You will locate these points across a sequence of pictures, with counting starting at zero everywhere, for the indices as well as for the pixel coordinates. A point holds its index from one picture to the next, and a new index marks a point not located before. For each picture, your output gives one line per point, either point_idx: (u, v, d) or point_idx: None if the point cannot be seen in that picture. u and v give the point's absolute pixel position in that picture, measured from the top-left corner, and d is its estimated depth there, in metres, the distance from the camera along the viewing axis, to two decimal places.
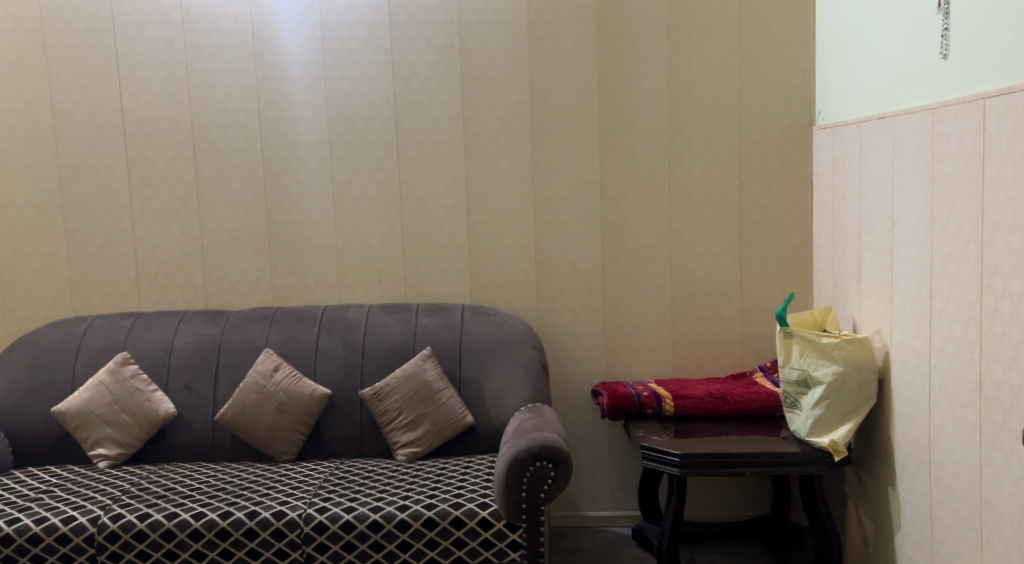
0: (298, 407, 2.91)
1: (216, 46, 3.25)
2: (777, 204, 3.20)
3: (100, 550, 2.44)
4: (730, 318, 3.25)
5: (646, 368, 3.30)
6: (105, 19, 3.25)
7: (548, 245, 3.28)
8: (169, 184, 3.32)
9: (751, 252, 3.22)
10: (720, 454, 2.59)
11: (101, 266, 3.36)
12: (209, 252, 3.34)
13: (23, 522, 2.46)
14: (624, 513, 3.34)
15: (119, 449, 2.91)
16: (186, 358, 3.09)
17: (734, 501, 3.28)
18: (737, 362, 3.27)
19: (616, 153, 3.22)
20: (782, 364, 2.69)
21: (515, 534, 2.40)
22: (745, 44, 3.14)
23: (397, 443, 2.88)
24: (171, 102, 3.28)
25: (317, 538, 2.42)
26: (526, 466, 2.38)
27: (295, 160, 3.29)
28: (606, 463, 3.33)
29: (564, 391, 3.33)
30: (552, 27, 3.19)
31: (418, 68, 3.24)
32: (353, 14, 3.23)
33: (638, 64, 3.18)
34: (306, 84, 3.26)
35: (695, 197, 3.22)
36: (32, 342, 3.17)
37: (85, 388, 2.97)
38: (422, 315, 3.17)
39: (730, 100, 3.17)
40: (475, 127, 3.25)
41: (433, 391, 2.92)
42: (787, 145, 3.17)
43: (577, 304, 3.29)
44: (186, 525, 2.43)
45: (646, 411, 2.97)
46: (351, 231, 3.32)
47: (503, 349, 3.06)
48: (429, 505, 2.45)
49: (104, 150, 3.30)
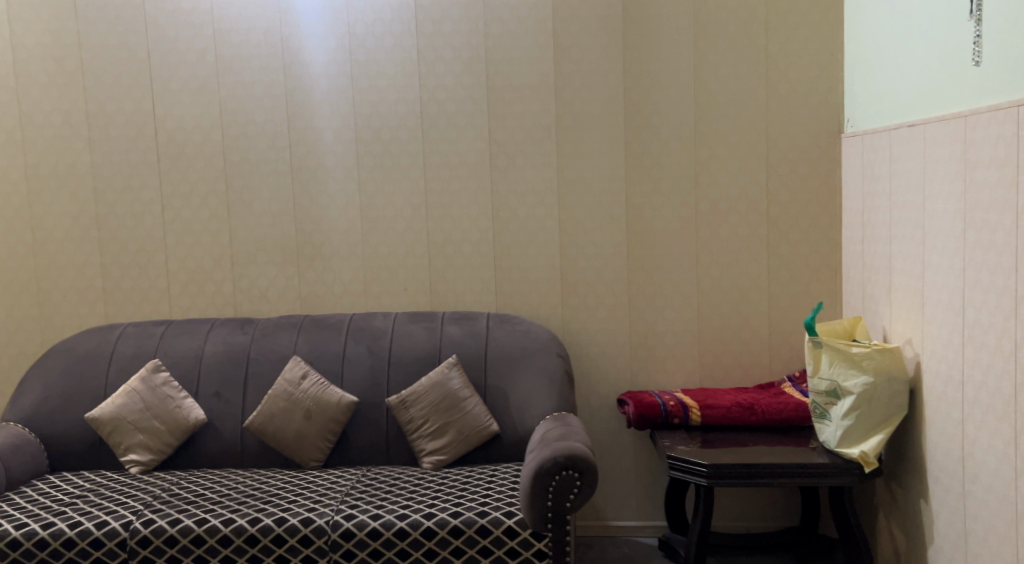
0: (326, 415, 2.93)
1: (246, 58, 3.31)
2: (805, 212, 3.17)
3: (132, 554, 2.47)
4: (757, 327, 3.23)
5: (672, 377, 3.28)
6: (138, 33, 3.32)
7: (573, 254, 3.28)
8: (200, 194, 3.37)
9: (778, 260, 3.20)
10: (748, 464, 2.57)
11: (133, 274, 3.42)
12: (239, 261, 3.39)
13: (57, 526, 2.50)
14: (650, 523, 3.31)
15: (150, 455, 2.96)
16: (216, 365, 3.13)
17: (762, 512, 3.24)
18: (765, 372, 3.25)
19: (641, 161, 3.22)
20: (811, 374, 2.67)
21: (541, 543, 2.40)
22: (773, 51, 3.13)
23: (423, 451, 2.89)
24: (202, 114, 3.34)
25: (344, 545, 2.43)
26: (552, 475, 2.38)
27: (322, 170, 3.33)
28: (632, 473, 3.31)
29: (589, 400, 3.32)
30: (577, 36, 3.20)
31: (443, 78, 3.26)
32: (380, 25, 3.26)
33: (664, 72, 3.18)
34: (333, 95, 3.30)
35: (722, 205, 3.20)
36: (67, 350, 3.23)
37: (117, 395, 3.02)
38: (448, 324, 3.18)
39: (757, 108, 3.15)
40: (500, 136, 3.26)
41: (459, 399, 2.92)
42: (815, 153, 3.15)
43: (603, 312, 3.29)
44: (216, 530, 2.46)
45: (673, 421, 2.95)
46: (377, 240, 3.34)
47: (529, 357, 3.07)
48: (454, 513, 2.45)
49: (137, 160, 3.37)
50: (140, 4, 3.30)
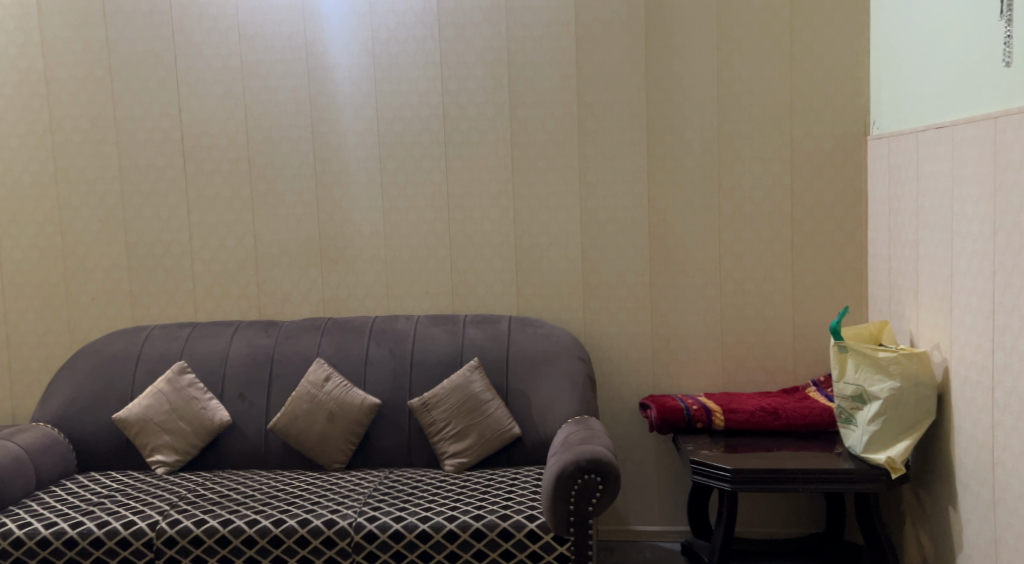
0: (349, 417, 2.95)
1: (270, 63, 3.34)
2: (830, 215, 3.14)
3: (158, 554, 2.49)
4: (782, 331, 3.20)
5: (695, 381, 3.26)
6: (165, 39, 3.36)
7: (594, 256, 3.27)
8: (225, 198, 3.40)
9: (803, 264, 3.17)
10: (772, 469, 2.55)
11: (159, 277, 3.46)
12: (263, 264, 3.42)
13: (86, 525, 2.54)
14: (672, 528, 3.29)
15: (176, 456, 2.99)
16: (241, 367, 3.16)
17: (786, 518, 3.21)
18: (789, 376, 3.22)
19: (664, 164, 3.20)
20: (836, 379, 2.65)
21: (563, 546, 2.40)
22: (797, 53, 3.10)
23: (445, 454, 2.90)
24: (228, 118, 3.37)
25: (367, 546, 2.44)
26: (574, 479, 2.38)
27: (345, 174, 3.35)
28: (655, 477, 3.29)
29: (611, 404, 3.31)
30: (600, 39, 3.19)
31: (466, 82, 3.27)
32: (403, 30, 3.28)
33: (687, 75, 3.16)
34: (356, 99, 3.32)
35: (746, 208, 3.18)
36: (95, 351, 3.28)
37: (144, 396, 3.05)
38: (469, 326, 3.18)
39: (781, 110, 3.13)
40: (522, 140, 3.27)
41: (480, 402, 2.93)
42: (840, 155, 3.12)
43: (625, 316, 3.28)
44: (241, 531, 2.48)
45: (696, 425, 2.94)
46: (399, 243, 3.36)
47: (550, 361, 3.06)
48: (476, 516, 2.45)
49: (163, 165, 3.41)
50: (167, 9, 3.35)
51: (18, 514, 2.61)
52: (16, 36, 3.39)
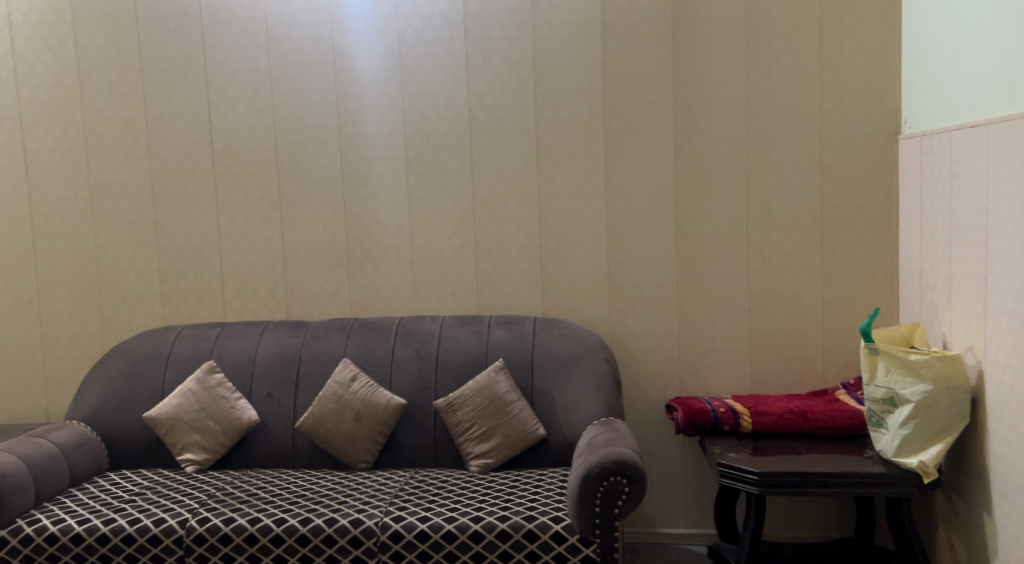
0: (375, 417, 2.97)
1: (299, 66, 3.37)
2: (860, 215, 3.10)
3: (188, 551, 2.52)
4: (811, 333, 3.17)
5: (722, 384, 3.24)
6: (196, 42, 3.40)
7: (620, 257, 3.26)
8: (254, 199, 3.44)
9: (832, 265, 3.13)
10: (801, 472, 2.52)
11: (189, 278, 3.50)
12: (291, 265, 3.45)
13: (117, 522, 2.57)
14: (699, 531, 3.27)
15: (206, 454, 3.02)
16: (269, 366, 3.19)
17: (815, 522, 3.18)
18: (818, 379, 3.18)
19: (691, 165, 3.18)
20: (867, 382, 2.61)
21: (589, 548, 2.39)
22: (827, 52, 3.07)
23: (471, 454, 2.90)
24: (256, 120, 3.40)
25: (393, 546, 2.45)
26: (600, 481, 2.37)
27: (372, 176, 3.37)
28: (681, 479, 3.27)
29: (637, 406, 3.29)
30: (626, 39, 3.18)
31: (492, 83, 3.27)
32: (430, 31, 3.29)
33: (714, 75, 3.14)
34: (383, 100, 3.34)
35: (774, 208, 3.15)
36: (126, 350, 3.32)
37: (174, 395, 3.09)
38: (495, 327, 3.19)
39: (810, 110, 3.10)
40: (548, 140, 3.26)
41: (506, 403, 2.93)
42: (871, 155, 3.08)
43: (651, 318, 3.26)
44: (269, 530, 2.50)
45: (723, 428, 2.91)
46: (425, 244, 3.37)
47: (576, 362, 3.06)
48: (502, 517, 2.45)
49: (193, 167, 3.45)
50: (197, 13, 3.39)
51: (52, 511, 2.66)
52: (50, 41, 3.45)
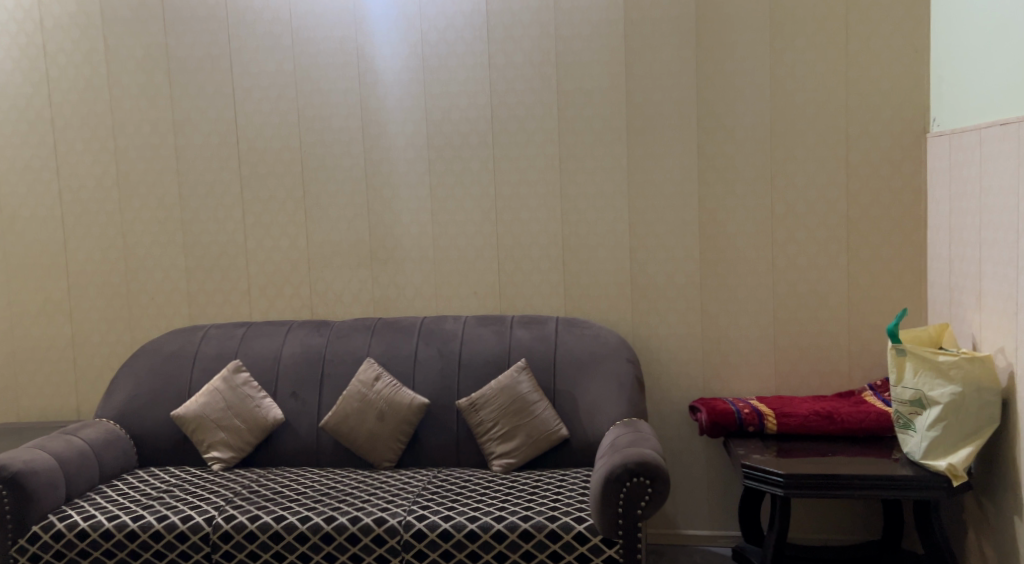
0: (398, 416, 2.98)
1: (323, 67, 3.39)
2: (887, 215, 3.06)
3: (215, 548, 2.55)
4: (836, 333, 3.13)
5: (746, 384, 3.21)
6: (222, 44, 3.44)
7: (643, 257, 3.24)
8: (279, 200, 3.47)
9: (859, 265, 3.10)
10: (827, 475, 2.49)
11: (216, 277, 3.54)
12: (315, 265, 3.48)
13: (146, 519, 2.61)
14: (723, 533, 3.25)
15: (232, 453, 3.05)
16: (294, 365, 3.22)
17: (840, 525, 3.14)
18: (844, 380, 3.15)
19: (715, 164, 3.16)
20: (894, 383, 2.58)
21: (612, 549, 2.38)
22: (853, 49, 3.04)
23: (493, 454, 2.91)
24: (281, 121, 3.44)
25: (416, 545, 2.46)
26: (622, 482, 2.36)
27: (394, 176, 3.39)
28: (705, 480, 3.25)
29: (660, 407, 3.28)
30: (649, 39, 3.17)
31: (514, 83, 3.28)
32: (452, 32, 3.30)
33: (738, 73, 3.12)
34: (405, 101, 3.36)
35: (799, 208, 3.12)
36: (154, 350, 3.37)
37: (201, 394, 3.13)
38: (517, 327, 3.19)
39: (836, 108, 3.07)
40: (571, 140, 3.26)
41: (528, 403, 2.93)
42: (898, 154, 3.04)
43: (674, 318, 3.24)
44: (294, 527, 2.53)
45: (747, 429, 2.89)
46: (448, 244, 3.38)
47: (598, 362, 3.05)
48: (524, 517, 2.46)
49: (219, 167, 3.49)
50: (223, 16, 3.43)
51: (83, 507, 2.70)
52: (81, 44, 3.51)
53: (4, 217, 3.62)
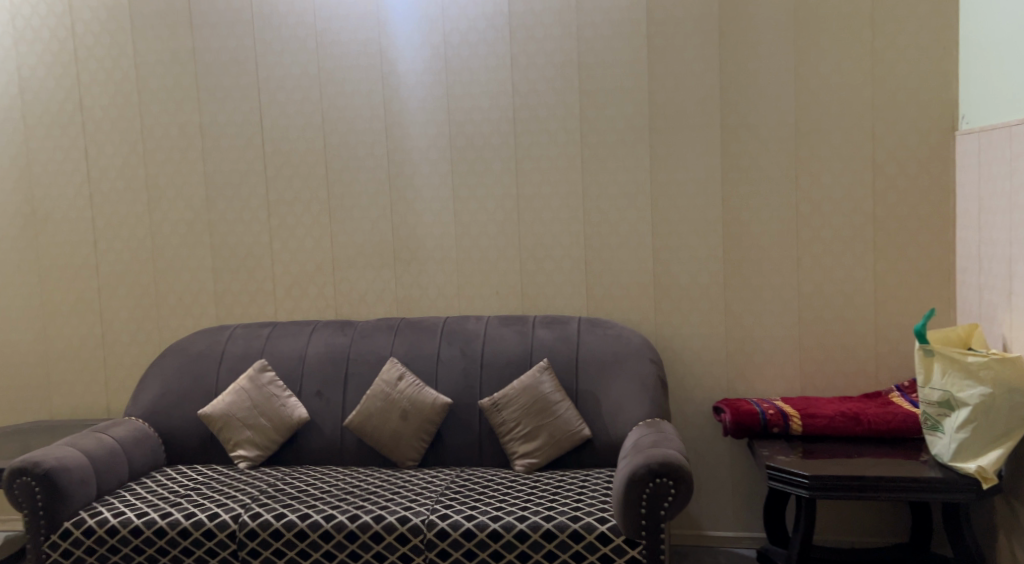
0: (421, 415, 3.00)
1: (346, 69, 3.42)
2: (914, 214, 3.03)
3: (241, 546, 2.58)
4: (863, 334, 3.10)
5: (770, 385, 3.19)
6: (247, 48, 3.48)
7: (666, 257, 3.23)
8: (304, 201, 3.50)
9: (885, 265, 3.07)
10: (854, 476, 2.47)
11: (242, 278, 3.58)
12: (339, 265, 3.51)
13: (174, 516, 2.65)
14: (748, 534, 3.23)
15: (258, 451, 3.09)
16: (318, 365, 3.24)
17: (867, 527, 3.11)
18: (870, 381, 3.11)
19: (738, 163, 3.15)
20: (922, 384, 2.55)
21: (635, 550, 2.38)
22: (879, 46, 3.01)
23: (516, 454, 2.92)
24: (306, 123, 3.47)
25: (439, 544, 2.48)
26: (645, 483, 2.36)
27: (417, 177, 3.41)
28: (729, 481, 3.23)
29: (684, 407, 3.26)
30: (672, 38, 3.16)
31: (536, 84, 3.28)
32: (475, 33, 3.32)
33: (761, 71, 3.10)
34: (427, 102, 3.38)
35: (824, 207, 3.09)
36: (182, 349, 3.42)
37: (227, 393, 3.17)
38: (539, 327, 3.19)
39: (862, 106, 3.04)
40: (593, 140, 3.26)
41: (551, 403, 2.93)
42: (926, 152, 3.00)
43: (697, 318, 3.23)
44: (318, 526, 2.55)
45: (772, 430, 2.86)
46: (471, 244, 3.39)
47: (621, 362, 3.04)
48: (547, 517, 2.46)
49: (245, 170, 3.53)
50: (249, 20, 3.47)
51: (113, 504, 2.75)
52: (111, 49, 3.57)
53: (36, 219, 3.69)
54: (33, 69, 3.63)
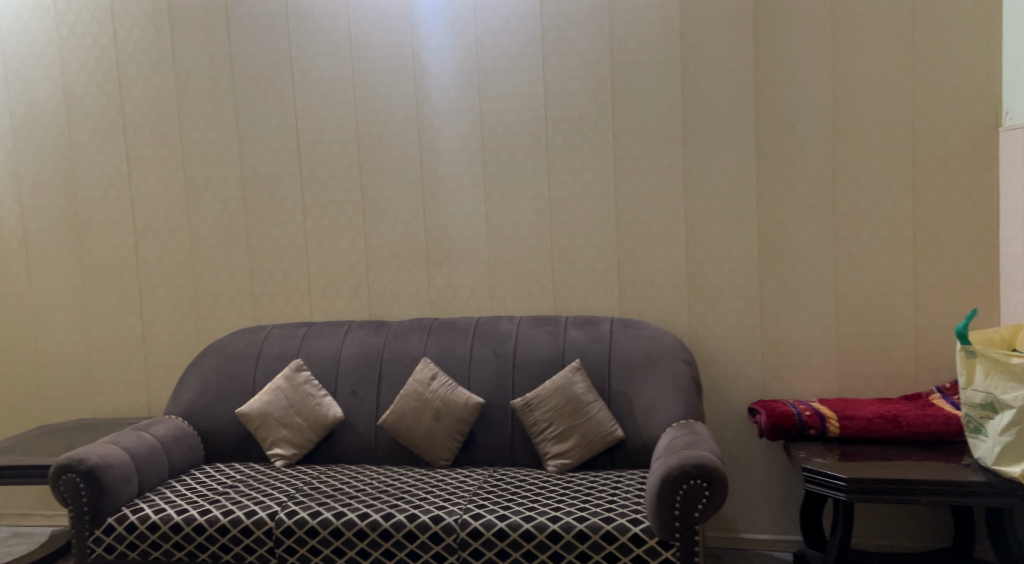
0: (454, 415, 3.01)
1: (380, 71, 3.45)
2: (955, 212, 2.97)
3: (278, 543, 2.62)
4: (902, 335, 3.05)
5: (807, 387, 3.14)
6: (283, 52, 3.53)
7: (700, 257, 3.21)
8: (338, 203, 3.54)
9: (925, 264, 3.01)
10: (893, 479, 2.43)
11: (278, 279, 3.63)
12: (373, 266, 3.54)
13: (212, 513, 2.70)
14: (783, 537, 3.19)
15: (294, 449, 3.13)
16: (353, 365, 3.28)
17: (907, 531, 3.05)
18: (910, 382, 3.06)
19: (774, 162, 3.11)
20: (964, 386, 2.49)
21: (668, 552, 2.37)
22: (919, 42, 2.95)
23: (548, 454, 2.92)
24: (340, 126, 3.51)
25: (472, 544, 2.49)
26: (679, 484, 2.34)
27: (449, 178, 3.43)
28: (765, 483, 3.20)
29: (718, 409, 3.23)
30: (706, 36, 3.14)
31: (568, 84, 3.28)
32: (507, 34, 3.32)
33: (798, 69, 3.06)
34: (460, 104, 3.39)
35: (862, 206, 3.05)
36: (220, 349, 3.48)
37: (264, 393, 3.21)
38: (571, 327, 3.19)
39: (901, 102, 2.99)
40: (625, 139, 3.25)
41: (583, 403, 2.93)
42: (967, 149, 2.94)
43: (732, 319, 3.19)
44: (353, 524, 2.58)
45: (809, 432, 2.83)
46: (503, 245, 3.40)
47: (654, 363, 3.03)
48: (580, 518, 2.46)
49: (281, 172, 3.58)
50: (284, 24, 3.52)
51: (153, 500, 2.81)
52: (151, 55, 3.65)
53: (79, 222, 3.78)
54: (76, 75, 3.71)
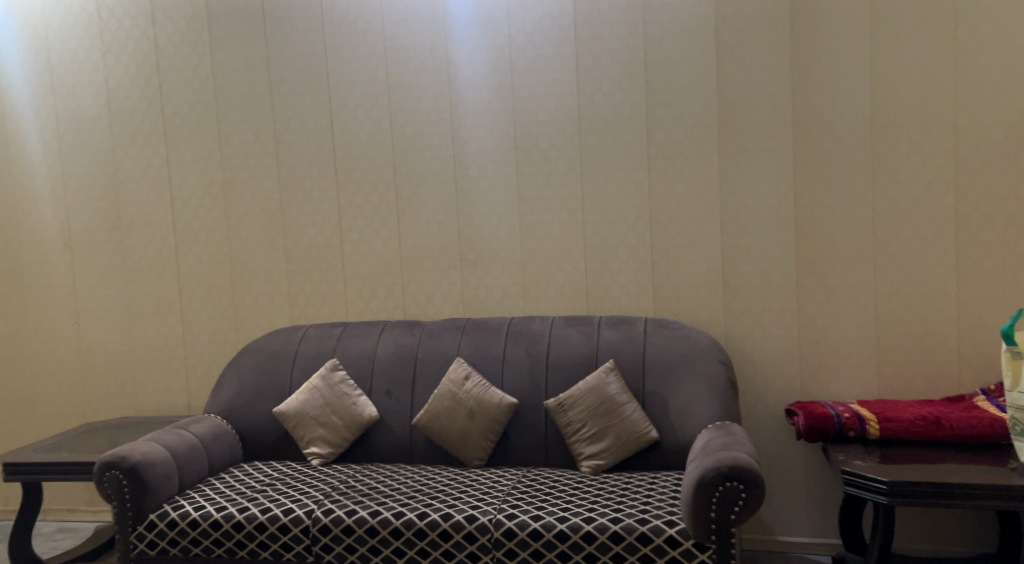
0: (488, 415, 3.02)
1: (414, 73, 3.48)
2: (1000, 209, 2.90)
3: (314, 541, 2.65)
4: (945, 336, 2.98)
5: (845, 388, 3.09)
6: (318, 54, 3.57)
7: (735, 257, 3.18)
8: (373, 204, 3.57)
9: (968, 264, 2.95)
10: (935, 483, 2.38)
11: (314, 279, 3.67)
12: (408, 267, 3.56)
13: (250, 510, 2.74)
14: (822, 540, 3.14)
15: (329, 448, 3.16)
16: (387, 365, 3.30)
17: (950, 536, 2.99)
18: (953, 384, 2.99)
19: (811, 160, 3.07)
20: (1010, 388, 2.43)
21: (704, 554, 2.35)
22: (962, 36, 2.89)
23: (582, 455, 2.91)
24: (375, 128, 3.54)
25: (507, 543, 2.49)
26: (715, 486, 2.32)
27: (483, 178, 3.44)
28: (803, 485, 3.15)
29: (755, 410, 3.19)
30: (742, 34, 3.10)
31: (602, 83, 3.27)
32: (540, 35, 3.32)
33: (836, 65, 3.01)
34: (493, 104, 3.40)
35: (902, 204, 2.99)
36: (258, 349, 3.52)
37: (301, 392, 3.25)
38: (605, 328, 3.18)
39: (943, 98, 2.93)
40: (659, 138, 3.23)
41: (617, 404, 2.92)
42: (1012, 145, 2.87)
43: (769, 319, 3.15)
44: (389, 522, 2.60)
45: (847, 434, 2.78)
46: (536, 245, 3.40)
47: (688, 363, 3.01)
48: (614, 519, 2.45)
49: (317, 174, 3.62)
50: (320, 27, 3.56)
51: (193, 497, 2.86)
52: (190, 59, 3.71)
53: (122, 224, 3.86)
54: (119, 80, 3.80)
